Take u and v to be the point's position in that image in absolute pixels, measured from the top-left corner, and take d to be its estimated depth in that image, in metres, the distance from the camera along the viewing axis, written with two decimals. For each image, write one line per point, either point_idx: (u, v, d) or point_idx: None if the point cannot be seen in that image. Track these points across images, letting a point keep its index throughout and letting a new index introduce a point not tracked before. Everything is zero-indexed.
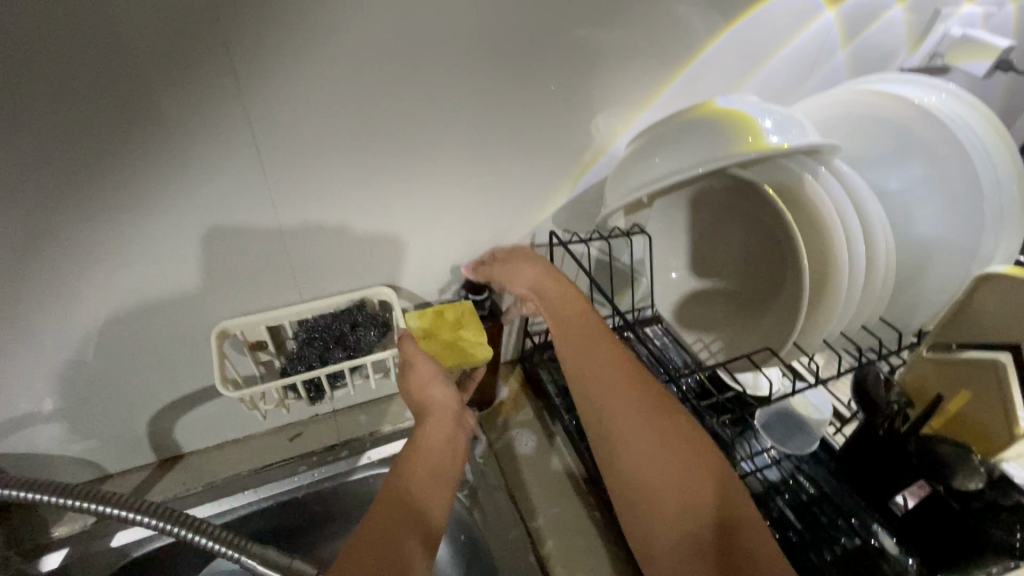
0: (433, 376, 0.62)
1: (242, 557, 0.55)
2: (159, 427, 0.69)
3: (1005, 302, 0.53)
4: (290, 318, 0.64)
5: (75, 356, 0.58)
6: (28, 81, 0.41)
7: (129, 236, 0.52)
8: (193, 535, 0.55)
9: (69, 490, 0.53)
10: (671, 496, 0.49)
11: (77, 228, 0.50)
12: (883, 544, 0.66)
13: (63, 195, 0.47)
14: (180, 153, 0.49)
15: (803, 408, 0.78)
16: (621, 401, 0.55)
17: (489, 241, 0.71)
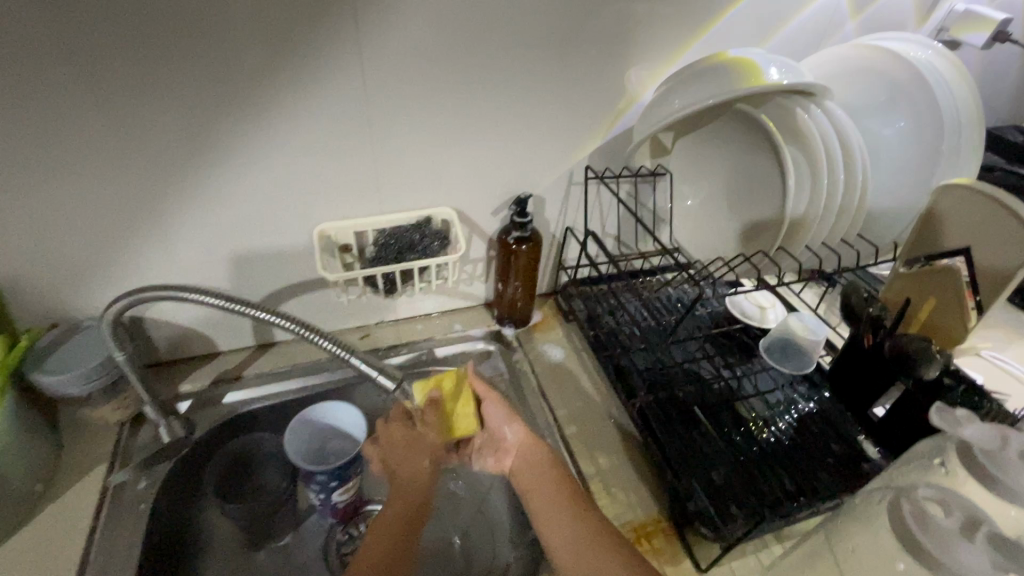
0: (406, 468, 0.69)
1: (352, 357, 0.68)
2: (258, 318, 0.85)
3: (960, 208, 0.67)
4: (373, 227, 0.80)
5: (208, 243, 0.75)
6: (222, 13, 0.59)
7: (263, 141, 0.69)
8: (320, 340, 0.67)
9: (247, 303, 0.63)
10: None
11: (230, 131, 0.67)
12: (863, 448, 0.77)
13: (224, 103, 0.64)
14: (308, 77, 0.66)
15: (801, 333, 0.87)
16: (569, 538, 0.62)
17: (534, 177, 0.83)
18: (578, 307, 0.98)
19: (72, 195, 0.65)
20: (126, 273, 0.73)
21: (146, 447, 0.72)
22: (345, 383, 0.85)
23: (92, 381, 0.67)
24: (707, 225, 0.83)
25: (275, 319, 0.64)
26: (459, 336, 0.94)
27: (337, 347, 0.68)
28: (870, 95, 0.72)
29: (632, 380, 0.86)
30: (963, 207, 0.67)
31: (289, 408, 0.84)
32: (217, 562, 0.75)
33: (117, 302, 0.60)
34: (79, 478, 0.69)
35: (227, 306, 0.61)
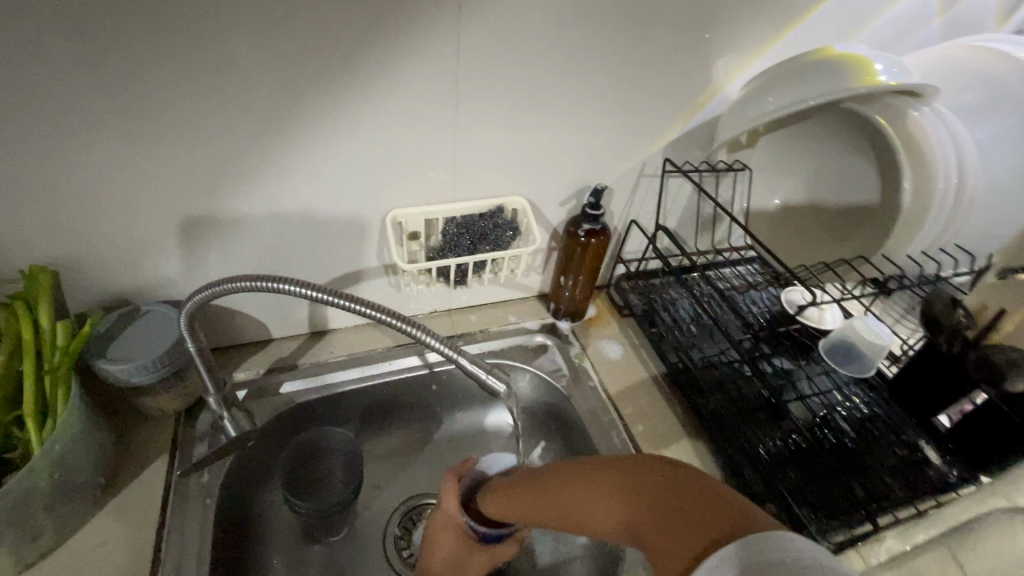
0: (434, 542, 0.67)
1: (461, 358, 0.65)
2: (315, 306, 0.82)
3: None
4: (442, 215, 0.76)
5: (273, 228, 0.71)
6: None
7: (340, 123, 0.64)
8: (426, 337, 0.63)
9: (339, 293, 0.58)
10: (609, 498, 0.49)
11: (306, 112, 0.62)
12: (928, 455, 0.77)
13: (303, 81, 0.60)
14: (393, 57, 0.61)
15: (867, 335, 0.84)
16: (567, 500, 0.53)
17: (608, 168, 0.80)
18: (634, 301, 0.96)
19: (139, 177, 0.61)
20: (187, 258, 0.69)
21: (206, 438, 0.70)
22: (401, 374, 0.83)
23: (159, 367, 0.64)
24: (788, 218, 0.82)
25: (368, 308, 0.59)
26: (515, 327, 0.92)
27: (448, 348, 0.64)
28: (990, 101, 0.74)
29: (696, 378, 0.85)
30: None
31: (346, 400, 0.81)
32: (275, 553, 0.72)
33: (196, 295, 0.56)
34: (142, 471, 0.66)
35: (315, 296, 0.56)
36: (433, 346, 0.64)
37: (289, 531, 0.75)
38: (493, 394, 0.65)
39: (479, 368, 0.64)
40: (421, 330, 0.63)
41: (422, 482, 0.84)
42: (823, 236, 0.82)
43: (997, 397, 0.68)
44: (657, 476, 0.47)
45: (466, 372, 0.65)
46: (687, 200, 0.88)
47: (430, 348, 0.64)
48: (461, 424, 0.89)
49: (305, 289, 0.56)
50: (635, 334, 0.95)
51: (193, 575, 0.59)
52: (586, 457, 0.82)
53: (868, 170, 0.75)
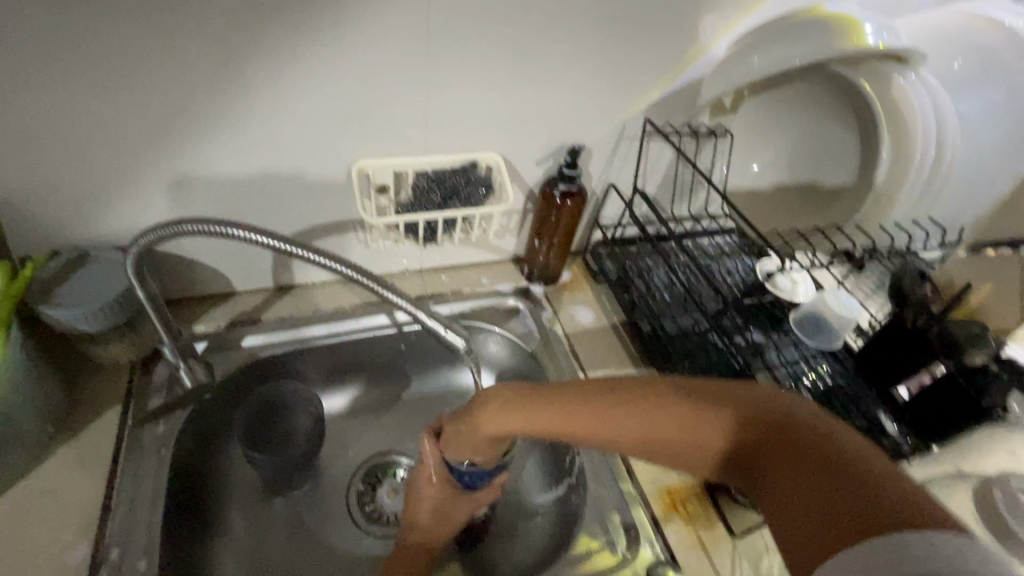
0: (418, 501, 0.65)
1: (421, 315, 0.66)
2: (279, 260, 0.79)
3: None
4: (414, 169, 0.72)
5: (233, 176, 0.67)
6: None
7: (301, 63, 0.60)
8: (389, 293, 0.65)
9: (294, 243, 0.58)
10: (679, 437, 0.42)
11: (263, 49, 0.58)
12: (885, 426, 0.77)
13: (259, 13, 0.55)
14: None
15: (836, 308, 0.87)
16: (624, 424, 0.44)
17: (587, 128, 0.78)
18: (609, 268, 0.95)
19: (82, 111, 0.57)
20: (139, 202, 0.66)
21: (162, 389, 0.68)
22: (369, 333, 0.81)
23: (107, 318, 0.61)
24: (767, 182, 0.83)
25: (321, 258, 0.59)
26: (488, 290, 0.91)
27: (408, 305, 0.65)
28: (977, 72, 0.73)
29: (664, 345, 0.85)
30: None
31: (311, 357, 0.79)
32: (238, 505, 0.72)
33: (143, 238, 0.53)
34: (93, 419, 0.64)
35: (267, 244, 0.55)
36: (398, 304, 0.65)
37: (250, 485, 0.74)
38: (451, 348, 0.68)
39: (439, 322, 0.67)
40: (382, 286, 0.64)
41: (387, 441, 0.83)
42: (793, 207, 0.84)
43: (954, 368, 0.69)
44: (742, 407, 0.41)
45: (426, 328, 0.67)
46: (666, 166, 0.85)
47: (391, 301, 0.65)
48: (431, 385, 0.88)
49: (255, 236, 0.54)
50: (609, 300, 0.94)
51: (144, 518, 0.58)
52: None
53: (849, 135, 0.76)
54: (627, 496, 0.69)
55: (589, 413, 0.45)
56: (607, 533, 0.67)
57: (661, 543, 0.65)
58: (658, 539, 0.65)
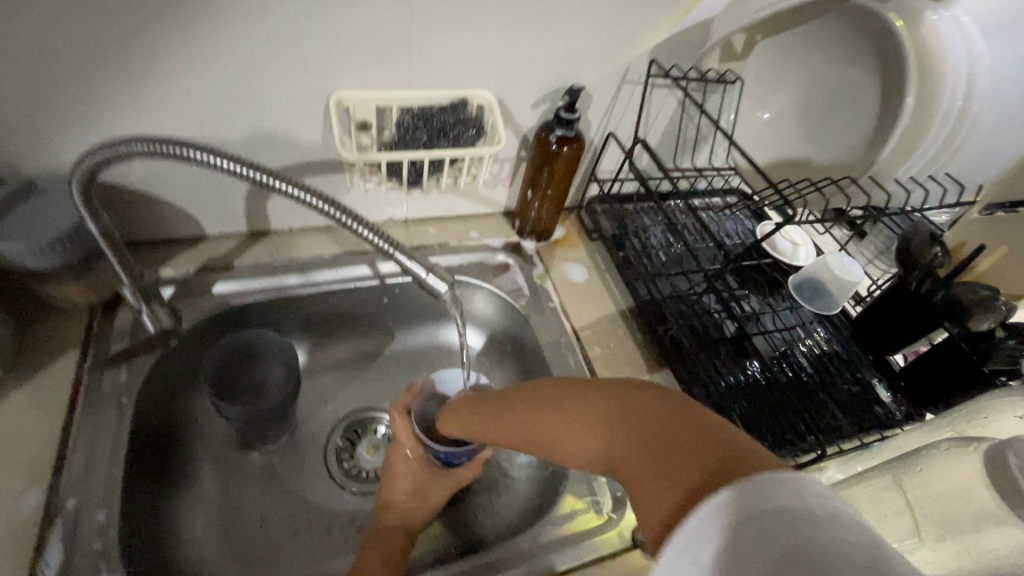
0: (395, 478, 0.64)
1: (395, 253, 0.57)
2: (253, 203, 0.74)
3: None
4: (397, 104, 0.67)
5: (198, 105, 0.61)
6: None
7: None
8: (358, 228, 0.56)
9: (259, 168, 0.50)
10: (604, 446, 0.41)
11: None
12: (879, 394, 0.76)
13: None
14: None
15: (840, 271, 0.82)
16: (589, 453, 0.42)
17: (588, 69, 0.72)
18: (605, 225, 0.90)
19: (14, 21, 0.50)
20: (92, 131, 0.60)
21: (125, 335, 0.63)
22: (349, 283, 0.77)
23: (59, 253, 0.56)
24: (783, 131, 0.77)
25: (284, 184, 0.51)
26: (476, 243, 0.86)
27: (382, 241, 0.57)
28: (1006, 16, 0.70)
29: (659, 306, 0.82)
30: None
31: (287, 307, 0.75)
32: (206, 459, 0.68)
33: (91, 154, 0.47)
34: (46, 366, 0.60)
35: (229, 167, 0.49)
36: (375, 244, 0.57)
37: (222, 438, 0.70)
38: (432, 296, 0.59)
39: (417, 265, 0.58)
40: (357, 225, 0.56)
41: (367, 396, 0.80)
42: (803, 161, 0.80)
43: (957, 334, 0.67)
44: (670, 416, 0.39)
45: (402, 270, 0.59)
46: (669, 116, 0.80)
47: (359, 238, 0.57)
48: (415, 340, 0.84)
49: (210, 157, 0.48)
50: (603, 258, 0.90)
51: (103, 469, 0.55)
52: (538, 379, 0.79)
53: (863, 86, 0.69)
54: None
55: (537, 411, 0.47)
56: (592, 492, 0.65)
57: None
58: None
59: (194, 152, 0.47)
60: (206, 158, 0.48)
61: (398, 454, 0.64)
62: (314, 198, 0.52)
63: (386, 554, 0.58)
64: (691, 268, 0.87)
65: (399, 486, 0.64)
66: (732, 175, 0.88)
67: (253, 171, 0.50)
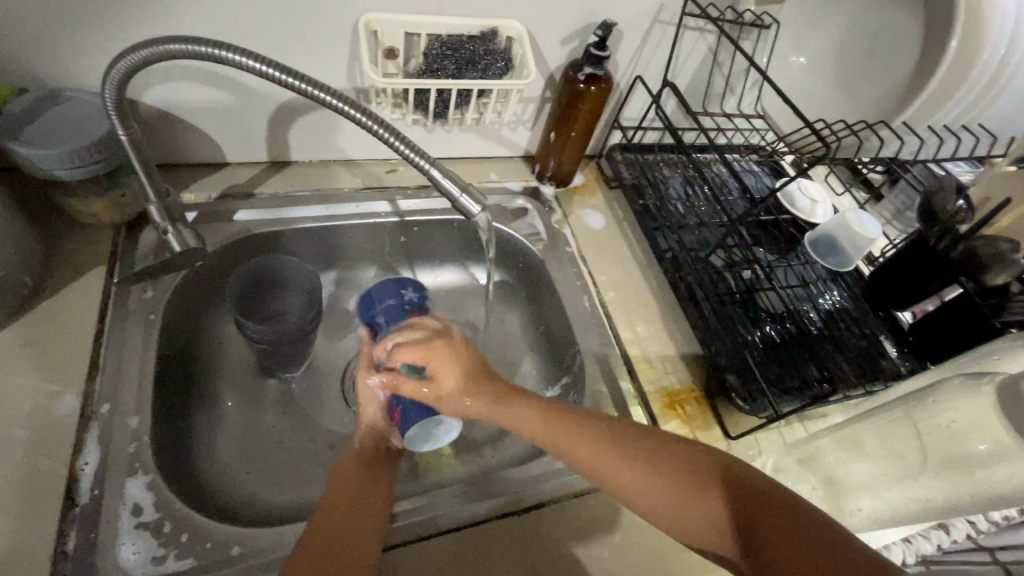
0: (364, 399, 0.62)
1: (430, 169, 0.54)
2: (274, 131, 0.73)
3: None
4: (426, 31, 0.65)
5: (223, 21, 0.60)
6: None
7: None
8: (396, 142, 0.52)
9: (293, 72, 0.48)
10: (601, 450, 0.52)
11: None
12: (885, 349, 0.76)
13: None
14: None
15: (857, 225, 0.81)
16: (614, 461, 0.51)
17: (620, 4, 0.69)
18: (625, 174, 0.89)
19: None
20: (115, 44, 0.58)
21: (149, 254, 0.64)
22: (369, 218, 0.77)
23: (83, 164, 0.55)
24: (816, 78, 0.77)
25: (320, 93, 0.49)
26: (496, 186, 0.86)
27: (416, 155, 0.53)
28: None
29: (676, 254, 0.82)
30: None
31: (308, 240, 0.75)
32: (228, 383, 0.69)
33: (134, 52, 0.46)
34: (74, 281, 0.60)
35: (260, 70, 0.47)
36: (412, 161, 0.53)
37: (244, 363, 0.72)
38: (466, 216, 0.56)
39: (452, 182, 0.54)
40: (393, 139, 0.52)
41: None
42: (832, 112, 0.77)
43: (972, 288, 0.68)
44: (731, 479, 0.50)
45: (435, 187, 0.55)
46: (701, 61, 0.79)
47: (396, 154, 0.53)
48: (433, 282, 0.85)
49: (254, 64, 0.47)
50: (620, 208, 0.90)
51: (133, 379, 0.56)
52: (551, 321, 0.80)
53: (899, 32, 0.68)
54: (625, 395, 0.69)
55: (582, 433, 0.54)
56: None
57: None
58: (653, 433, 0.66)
59: (226, 54, 0.46)
60: (233, 58, 0.46)
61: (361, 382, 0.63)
62: (353, 110, 0.50)
63: (355, 501, 0.54)
64: (710, 218, 0.87)
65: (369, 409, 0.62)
66: (756, 124, 0.88)
67: (283, 75, 0.47)
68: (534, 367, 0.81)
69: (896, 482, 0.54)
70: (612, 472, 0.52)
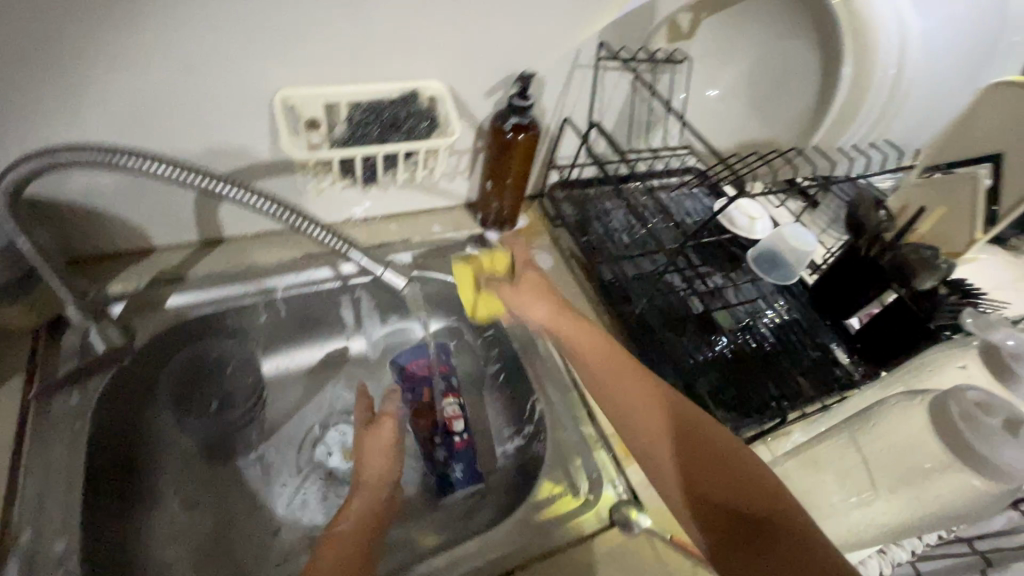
0: (369, 452, 0.66)
1: None
2: (203, 210, 0.71)
3: (998, 109, 0.68)
4: (345, 100, 0.65)
5: (131, 111, 0.59)
6: None
7: None
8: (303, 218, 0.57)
9: (191, 169, 0.49)
10: (634, 373, 0.60)
11: None
12: (837, 356, 0.77)
13: None
14: None
15: (793, 241, 0.84)
16: (639, 386, 0.59)
17: (536, 54, 0.71)
18: (567, 211, 0.90)
19: None
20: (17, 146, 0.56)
21: (72, 356, 0.60)
22: (311, 287, 0.75)
23: None
24: (730, 106, 0.80)
25: (218, 185, 0.51)
26: (440, 237, 0.85)
27: None
28: None
29: (626, 287, 0.82)
30: (1000, 108, 0.68)
31: (249, 316, 0.73)
32: (174, 478, 0.66)
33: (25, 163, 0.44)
34: None
35: (158, 171, 0.47)
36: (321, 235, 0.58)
37: (191, 454, 0.68)
38: None
39: None
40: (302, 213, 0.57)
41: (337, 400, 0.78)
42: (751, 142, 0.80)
43: (906, 295, 0.70)
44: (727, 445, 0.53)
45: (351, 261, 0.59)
46: (624, 99, 0.81)
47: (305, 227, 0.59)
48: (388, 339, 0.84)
49: (153, 165, 0.47)
50: (568, 246, 0.89)
51: (57, 496, 0.52)
52: (511, 369, 0.79)
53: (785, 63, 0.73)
54: (587, 439, 0.68)
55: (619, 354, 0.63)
56: (570, 476, 0.65)
57: (624, 483, 0.64)
58: (618, 475, 0.64)
59: (120, 158, 0.46)
60: (126, 161, 0.46)
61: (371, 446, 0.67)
62: (247, 195, 0.52)
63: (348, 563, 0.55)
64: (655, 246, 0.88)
65: (371, 465, 0.66)
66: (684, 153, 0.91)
67: (181, 174, 0.48)
68: (497, 417, 0.79)
69: (857, 508, 0.53)
70: (627, 391, 0.59)
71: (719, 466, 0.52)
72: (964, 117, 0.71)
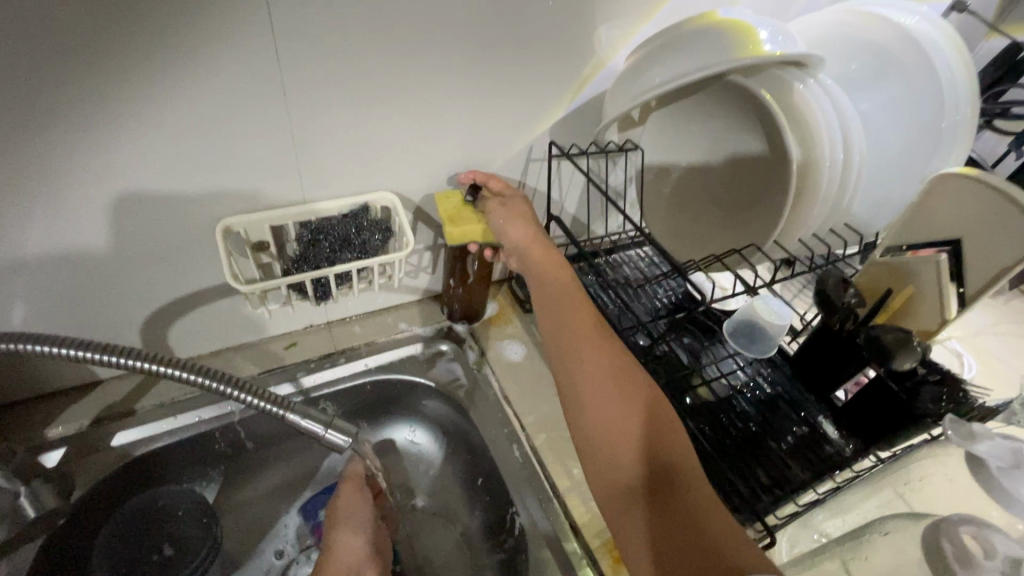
0: (343, 517, 0.61)
1: (286, 414, 0.59)
2: (150, 337, 0.68)
3: (955, 198, 0.69)
4: (291, 220, 0.64)
5: (63, 259, 0.56)
6: None
7: (122, 133, 0.50)
8: (241, 394, 0.57)
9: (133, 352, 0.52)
10: (595, 329, 0.61)
11: (62, 123, 0.48)
12: (826, 431, 0.75)
13: (50, 84, 0.45)
14: (175, 49, 0.48)
15: (766, 314, 0.76)
16: (599, 348, 0.59)
17: (486, 156, 0.71)
18: None
19: None
20: None
21: None
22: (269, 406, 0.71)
23: None
24: (688, 190, 0.80)
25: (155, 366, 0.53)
26: (405, 335, 0.82)
27: (273, 406, 0.58)
28: (859, 64, 0.74)
29: None
30: (960, 196, 0.69)
31: (203, 445, 0.69)
32: None
33: None
34: None
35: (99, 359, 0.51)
36: (268, 409, 0.58)
37: None
38: (334, 449, 0.60)
39: (315, 424, 0.59)
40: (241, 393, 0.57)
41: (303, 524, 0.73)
42: (712, 225, 0.79)
43: (884, 373, 0.67)
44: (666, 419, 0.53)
45: (298, 428, 0.60)
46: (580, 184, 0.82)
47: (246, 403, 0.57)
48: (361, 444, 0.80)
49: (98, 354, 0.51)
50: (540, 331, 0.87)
51: None
52: (487, 474, 0.74)
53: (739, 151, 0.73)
54: (572, 557, 0.63)
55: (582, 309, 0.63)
56: None
57: None
58: None
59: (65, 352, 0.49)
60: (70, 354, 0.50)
61: (344, 507, 0.62)
62: (184, 373, 0.54)
63: None
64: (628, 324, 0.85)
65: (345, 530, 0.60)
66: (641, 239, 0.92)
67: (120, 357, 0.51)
68: (477, 527, 0.74)
69: None
70: (585, 341, 0.60)
71: (658, 431, 0.52)
72: (919, 203, 0.73)
